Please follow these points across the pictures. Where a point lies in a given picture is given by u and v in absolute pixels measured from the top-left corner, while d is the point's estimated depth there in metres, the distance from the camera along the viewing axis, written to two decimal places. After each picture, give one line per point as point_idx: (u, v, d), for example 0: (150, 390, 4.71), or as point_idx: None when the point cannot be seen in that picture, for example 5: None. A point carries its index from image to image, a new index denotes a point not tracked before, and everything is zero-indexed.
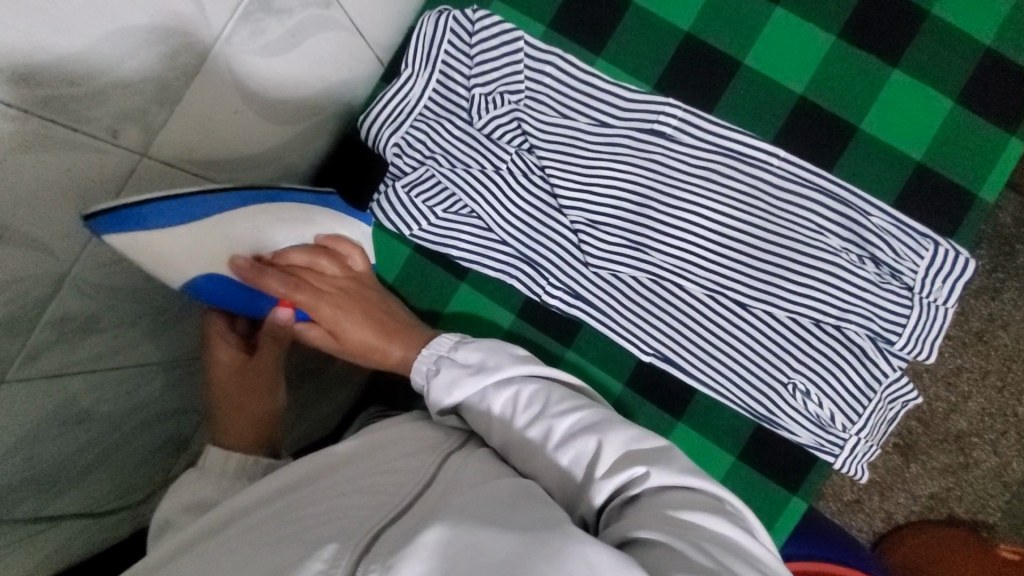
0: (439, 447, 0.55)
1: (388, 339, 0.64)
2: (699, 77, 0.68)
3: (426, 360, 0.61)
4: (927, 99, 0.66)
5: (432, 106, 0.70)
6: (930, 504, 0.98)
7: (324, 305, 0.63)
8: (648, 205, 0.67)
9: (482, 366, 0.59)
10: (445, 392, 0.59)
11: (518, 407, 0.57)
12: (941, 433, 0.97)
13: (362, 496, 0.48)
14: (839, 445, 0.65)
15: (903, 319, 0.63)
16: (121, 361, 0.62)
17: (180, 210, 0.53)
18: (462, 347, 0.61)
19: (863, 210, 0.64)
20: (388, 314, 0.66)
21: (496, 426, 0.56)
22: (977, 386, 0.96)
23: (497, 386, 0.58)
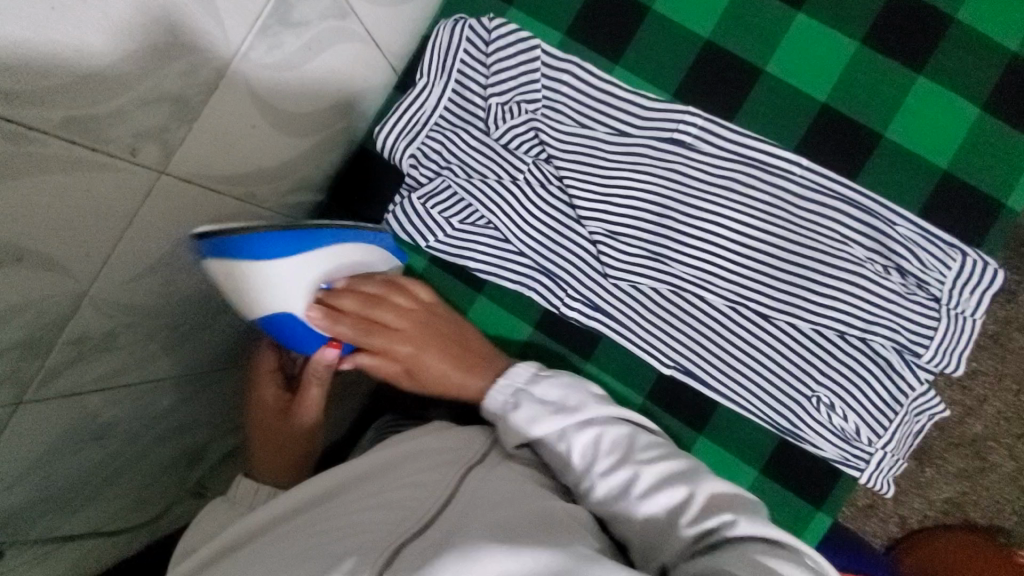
0: (460, 460, 0.54)
1: (467, 371, 0.65)
2: (719, 84, 0.67)
3: (504, 391, 0.61)
4: (953, 105, 0.65)
5: (447, 115, 0.69)
6: (944, 509, 0.96)
7: (399, 344, 0.64)
8: (668, 216, 0.66)
9: (564, 405, 0.59)
10: (526, 428, 0.59)
11: (601, 450, 0.57)
12: (956, 437, 0.95)
13: (385, 511, 0.47)
14: (865, 459, 0.65)
15: (930, 331, 0.62)
16: (138, 378, 0.62)
17: (261, 244, 0.54)
18: (543, 383, 0.60)
19: (889, 219, 0.62)
20: (464, 346, 0.66)
21: (575, 465, 0.58)
22: (993, 389, 0.94)
23: (581, 427, 0.59)
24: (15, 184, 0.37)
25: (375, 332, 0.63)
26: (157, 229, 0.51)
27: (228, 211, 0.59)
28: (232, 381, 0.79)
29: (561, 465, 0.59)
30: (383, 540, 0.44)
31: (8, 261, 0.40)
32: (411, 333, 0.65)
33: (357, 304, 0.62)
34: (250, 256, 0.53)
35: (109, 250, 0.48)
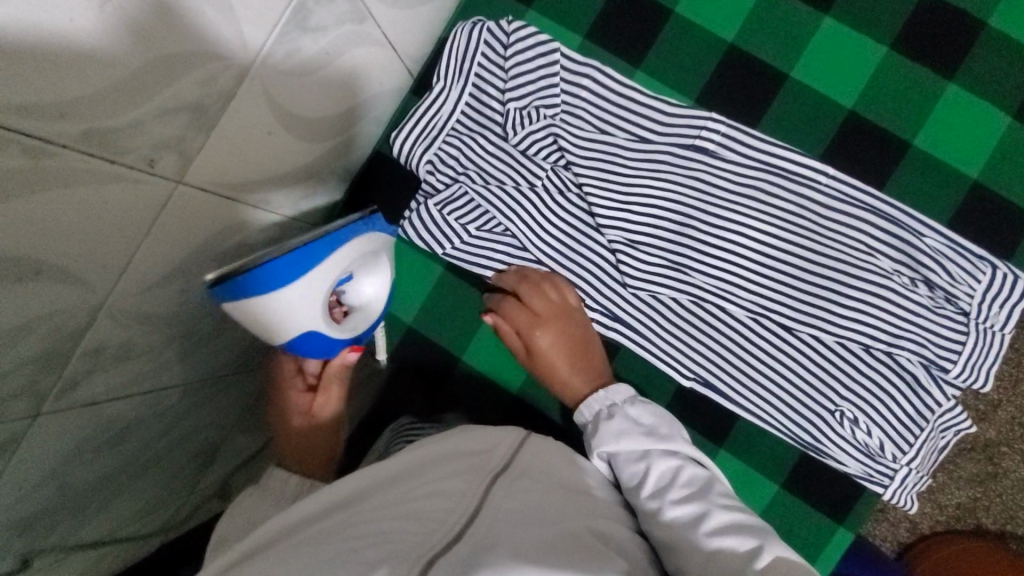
0: (485, 468, 0.53)
1: (574, 372, 0.66)
2: (741, 90, 0.65)
3: (600, 400, 0.63)
4: (983, 114, 0.63)
5: (464, 120, 0.67)
6: (956, 515, 0.95)
7: (529, 325, 0.65)
8: (690, 225, 0.64)
9: (655, 431, 0.60)
10: (610, 438, 0.60)
11: (676, 483, 0.56)
12: (969, 442, 0.94)
13: (409, 521, 0.46)
14: (889, 475, 0.63)
15: (958, 346, 0.61)
16: (152, 385, 0.61)
17: (264, 279, 0.52)
18: (639, 406, 0.62)
19: (916, 231, 0.61)
20: (585, 350, 0.66)
21: (647, 487, 0.57)
22: (1009, 395, 0.92)
23: (663, 454, 0.58)
24: (33, 197, 0.36)
25: (509, 304, 0.66)
26: (173, 238, 0.50)
27: (243, 217, 0.57)
28: (243, 384, 0.78)
29: (631, 489, 0.58)
30: (417, 549, 0.43)
31: (28, 275, 0.39)
32: (547, 321, 0.65)
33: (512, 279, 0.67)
34: (253, 292, 0.52)
35: (128, 258, 0.47)
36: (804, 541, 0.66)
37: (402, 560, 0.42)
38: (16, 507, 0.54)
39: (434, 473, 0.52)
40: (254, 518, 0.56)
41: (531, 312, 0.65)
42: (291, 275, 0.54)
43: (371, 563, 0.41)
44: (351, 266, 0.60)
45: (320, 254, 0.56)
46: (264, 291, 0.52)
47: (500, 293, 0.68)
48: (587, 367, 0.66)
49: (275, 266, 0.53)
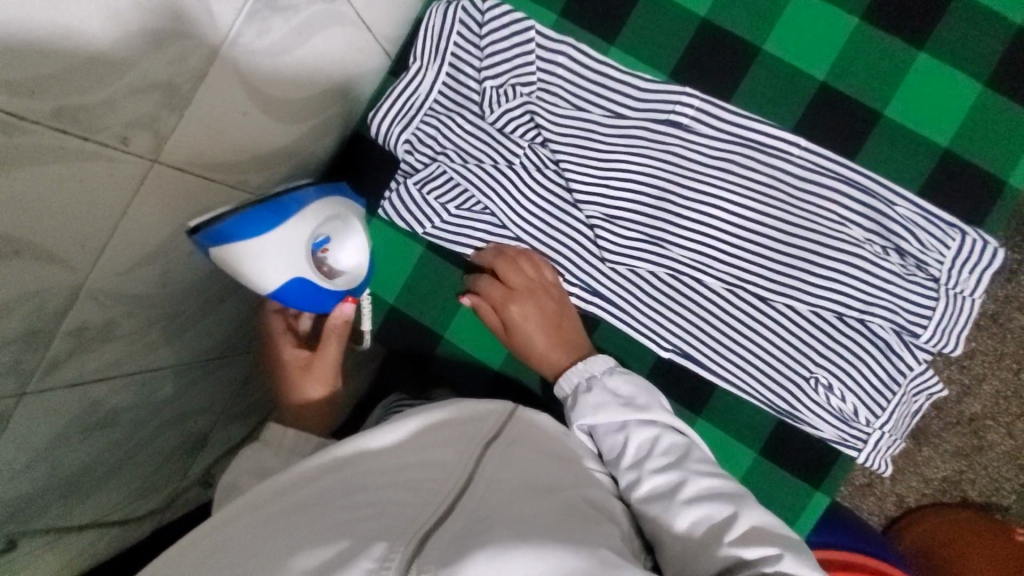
0: (474, 436, 0.55)
1: (552, 346, 0.66)
2: (715, 66, 0.66)
3: (579, 373, 0.63)
4: (956, 84, 0.64)
5: (442, 100, 0.68)
6: (942, 487, 0.97)
7: (504, 300, 0.66)
8: (664, 199, 0.65)
9: (632, 401, 0.61)
10: (589, 412, 0.60)
11: (654, 453, 0.58)
12: (954, 416, 0.96)
13: (398, 493, 0.48)
14: (862, 440, 0.65)
15: (928, 311, 0.62)
16: (138, 366, 0.61)
17: (249, 224, 0.52)
18: (617, 377, 0.62)
19: (888, 200, 0.62)
20: (561, 323, 0.67)
21: (627, 459, 0.58)
22: (992, 367, 0.94)
23: (641, 424, 0.59)
24: (7, 173, 0.37)
25: (485, 284, 0.67)
26: (152, 217, 0.51)
27: (221, 198, 0.58)
28: (230, 368, 0.79)
29: (612, 459, 0.60)
30: (408, 523, 0.44)
31: (6, 252, 0.39)
32: (522, 295, 0.66)
33: (487, 257, 0.68)
34: (238, 237, 0.51)
35: (107, 238, 0.47)
36: (781, 508, 0.68)
37: (396, 534, 0.43)
38: (5, 489, 0.55)
39: (423, 442, 0.54)
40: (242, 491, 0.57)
41: (505, 288, 0.66)
42: (274, 222, 0.53)
43: (364, 537, 0.42)
44: (330, 226, 0.59)
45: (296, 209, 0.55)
46: (250, 236, 0.52)
47: (476, 276, 0.69)
48: (566, 339, 0.67)
49: (258, 213, 0.52)
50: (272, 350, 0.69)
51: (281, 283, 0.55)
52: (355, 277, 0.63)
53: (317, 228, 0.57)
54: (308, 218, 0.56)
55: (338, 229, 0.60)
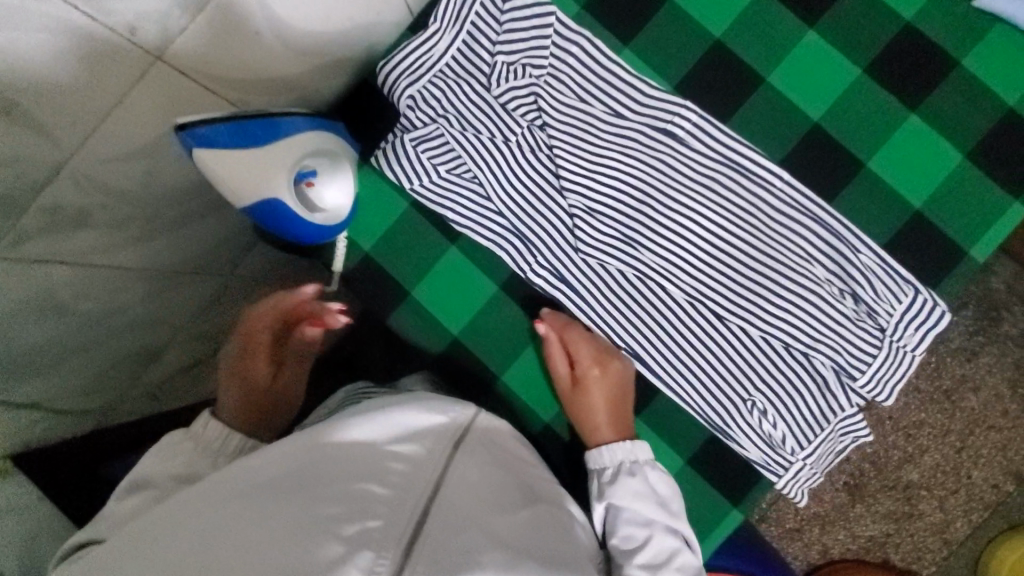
0: (445, 434, 0.58)
1: (609, 421, 0.67)
2: (719, 88, 0.68)
3: (625, 452, 0.64)
4: (940, 150, 0.66)
5: (453, 66, 0.69)
6: (867, 546, 1.06)
7: (584, 360, 0.67)
8: (646, 204, 0.68)
9: (667, 504, 0.63)
10: (625, 494, 0.62)
11: (669, 564, 0.59)
12: (892, 480, 1.05)
13: (371, 486, 0.49)
14: (784, 467, 0.67)
15: (869, 357, 0.65)
16: (109, 261, 0.62)
17: (233, 133, 0.54)
18: (659, 474, 0.64)
19: (854, 247, 0.65)
20: (625, 404, 0.68)
21: (643, 556, 0.59)
22: (937, 442, 1.04)
23: (667, 531, 0.61)
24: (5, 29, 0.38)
25: (571, 334, 0.68)
26: (144, 113, 0.51)
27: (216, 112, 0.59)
28: (196, 288, 0.79)
29: (624, 550, 0.61)
30: (393, 527, 0.46)
31: None
32: (600, 362, 0.68)
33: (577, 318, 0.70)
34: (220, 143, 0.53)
35: (95, 124, 0.48)
36: (695, 518, 0.70)
37: (381, 541, 0.44)
38: None
39: (396, 437, 0.56)
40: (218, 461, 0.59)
41: (590, 349, 0.68)
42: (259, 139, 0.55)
43: (347, 545, 0.43)
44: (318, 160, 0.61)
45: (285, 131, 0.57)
46: (233, 144, 0.54)
47: (563, 321, 0.69)
48: (625, 425, 0.67)
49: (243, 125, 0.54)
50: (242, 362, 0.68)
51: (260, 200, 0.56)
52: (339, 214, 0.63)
53: (304, 157, 0.58)
54: (295, 143, 0.58)
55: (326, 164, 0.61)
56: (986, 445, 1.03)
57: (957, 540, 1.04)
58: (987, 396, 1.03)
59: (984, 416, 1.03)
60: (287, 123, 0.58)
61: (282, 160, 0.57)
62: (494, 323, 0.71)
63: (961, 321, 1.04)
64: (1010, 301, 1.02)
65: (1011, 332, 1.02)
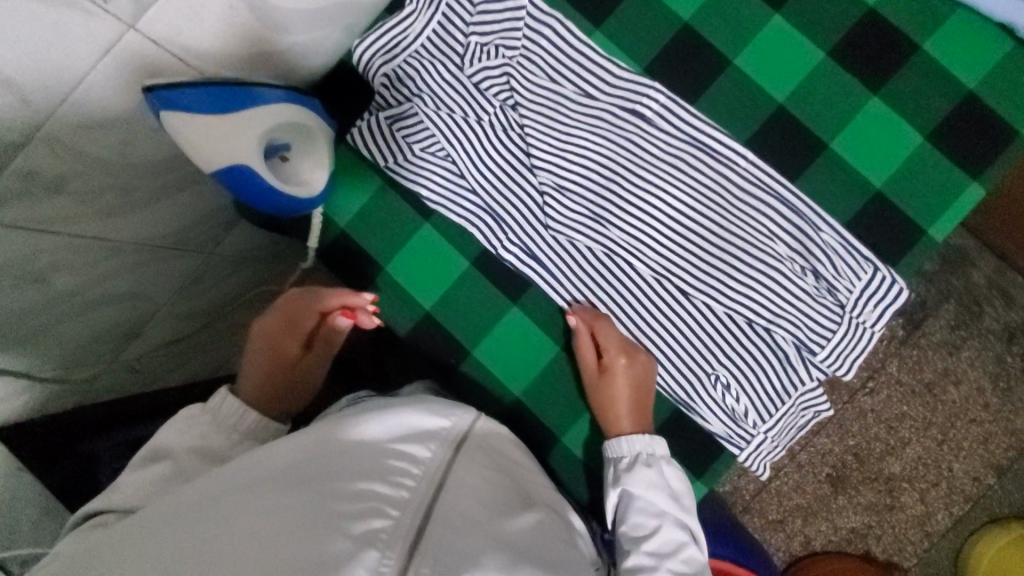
0: (446, 437, 0.60)
1: (628, 414, 0.67)
2: (689, 70, 0.70)
3: (642, 445, 0.65)
4: (902, 133, 0.68)
5: (429, 46, 0.71)
6: (849, 538, 1.07)
7: (611, 350, 0.68)
8: (614, 182, 0.69)
9: (678, 497, 0.64)
10: (640, 485, 0.64)
11: (676, 555, 0.61)
12: (874, 472, 1.06)
13: (379, 487, 0.49)
14: (745, 440, 0.69)
15: (829, 333, 0.67)
16: (89, 232, 0.63)
17: (207, 98, 0.54)
18: (673, 467, 0.66)
19: (815, 225, 0.67)
20: (645, 398, 0.69)
21: (652, 545, 0.62)
22: (918, 435, 1.05)
23: (676, 524, 0.63)
24: None
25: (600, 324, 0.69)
26: (119, 81, 0.53)
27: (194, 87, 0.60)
28: (177, 263, 0.80)
29: (634, 536, 0.63)
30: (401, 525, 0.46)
31: None
32: (625, 354, 0.68)
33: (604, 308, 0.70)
34: (194, 107, 0.53)
35: (70, 88, 0.50)
36: None
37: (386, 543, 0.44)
38: None
39: (400, 436, 0.57)
40: (207, 460, 0.58)
41: (616, 340, 0.68)
42: (232, 105, 0.56)
43: (355, 543, 0.42)
44: (286, 132, 0.63)
45: (257, 100, 0.58)
46: (206, 108, 0.54)
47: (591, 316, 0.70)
48: (644, 418, 0.68)
49: (217, 91, 0.55)
50: (273, 343, 0.69)
51: (229, 165, 0.56)
52: (306, 186, 0.66)
53: (273, 126, 0.60)
54: (266, 113, 0.59)
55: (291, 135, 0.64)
56: (967, 438, 1.04)
57: (937, 532, 1.05)
58: (968, 390, 1.04)
59: (965, 410, 1.04)
60: (260, 93, 0.59)
61: (252, 127, 0.58)
62: (465, 298, 0.73)
63: (941, 316, 1.05)
64: (992, 295, 1.04)
65: (994, 326, 1.04)
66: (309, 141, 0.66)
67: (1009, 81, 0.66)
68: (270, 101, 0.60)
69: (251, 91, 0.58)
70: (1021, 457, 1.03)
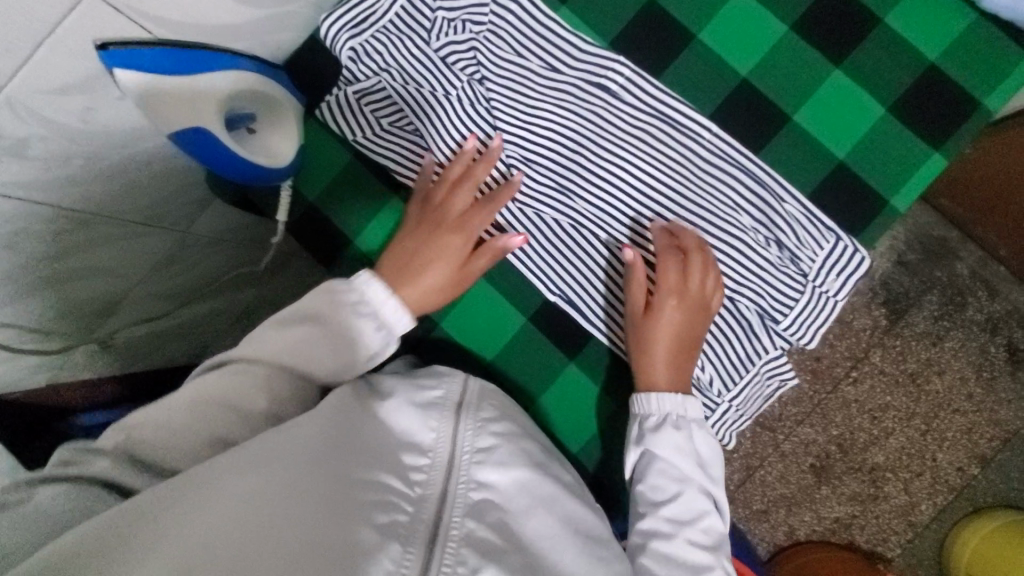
0: (445, 404, 0.61)
1: (665, 357, 0.68)
2: (654, 44, 0.71)
3: (676, 405, 0.66)
4: (863, 104, 0.68)
5: (397, 22, 0.70)
6: (832, 528, 1.07)
7: (670, 285, 0.67)
8: (580, 156, 0.70)
9: (703, 464, 0.65)
10: (666, 448, 0.64)
11: (695, 522, 0.63)
12: (858, 462, 1.06)
13: (393, 481, 0.51)
14: (711, 409, 0.72)
15: (791, 301, 0.68)
16: (58, 200, 0.63)
17: (171, 60, 0.56)
18: (703, 433, 0.66)
19: (779, 195, 0.66)
20: (687, 346, 0.69)
21: (671, 509, 0.63)
22: (901, 425, 1.06)
23: (700, 490, 0.64)
24: None
25: (663, 259, 0.68)
26: (84, 47, 0.52)
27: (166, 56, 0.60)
28: (148, 241, 0.79)
29: (654, 496, 0.64)
30: (418, 523, 0.49)
31: None
32: (684, 295, 0.67)
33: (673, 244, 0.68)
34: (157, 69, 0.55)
35: (32, 51, 0.49)
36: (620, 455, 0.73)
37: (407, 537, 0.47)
38: None
39: (404, 412, 0.59)
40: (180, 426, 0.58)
41: (679, 279, 0.67)
42: (195, 68, 0.58)
43: (380, 533, 0.46)
44: (247, 99, 0.66)
45: (222, 67, 0.61)
46: (169, 70, 0.56)
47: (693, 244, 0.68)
48: (680, 370, 0.68)
49: (183, 54, 0.57)
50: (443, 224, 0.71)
51: (185, 128, 0.60)
52: (269, 153, 0.69)
53: (232, 93, 0.63)
54: (229, 79, 0.62)
55: (254, 102, 0.67)
56: (951, 428, 1.05)
57: (922, 523, 1.05)
58: (951, 380, 1.05)
59: (948, 400, 1.05)
60: (227, 60, 0.61)
61: (211, 92, 0.61)
62: None
63: (924, 306, 1.06)
64: (974, 285, 1.05)
65: (977, 317, 1.05)
66: (270, 108, 0.69)
67: (969, 54, 0.67)
68: (234, 69, 0.62)
69: (218, 57, 0.60)
70: (1004, 447, 1.04)
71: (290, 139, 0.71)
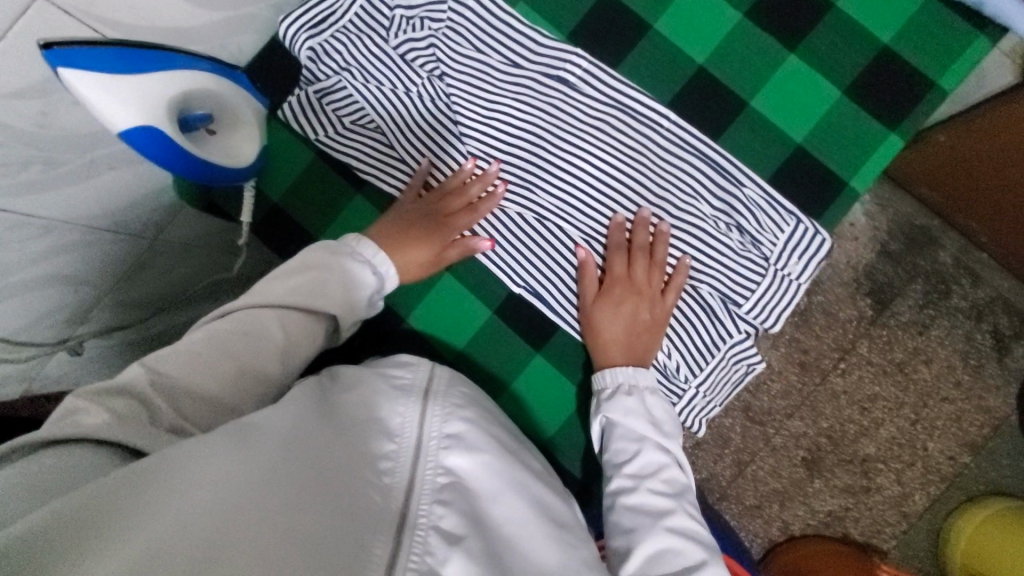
0: (412, 393, 0.57)
1: (613, 341, 0.69)
2: (611, 36, 0.72)
3: (626, 374, 0.66)
4: (818, 88, 0.69)
5: (355, 22, 0.72)
6: (826, 521, 1.07)
7: (614, 272, 0.70)
8: (542, 148, 0.70)
9: (659, 424, 0.64)
10: (619, 411, 0.64)
11: (657, 475, 0.61)
12: (849, 454, 1.06)
13: (377, 476, 0.48)
14: (679, 395, 0.72)
15: (753, 285, 0.68)
16: (20, 207, 0.63)
17: (115, 58, 0.55)
18: (655, 398, 0.66)
19: (739, 181, 0.67)
20: (638, 332, 0.69)
21: (632, 466, 0.62)
22: (891, 415, 1.05)
23: (658, 446, 0.63)
24: None
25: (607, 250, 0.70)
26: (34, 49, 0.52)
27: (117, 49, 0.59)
28: (117, 247, 0.79)
29: (617, 460, 0.63)
30: (385, 508, 0.45)
31: None
32: (627, 281, 0.70)
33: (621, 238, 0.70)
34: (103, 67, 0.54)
35: None
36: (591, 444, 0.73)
37: (377, 524, 0.44)
38: None
39: (369, 391, 0.57)
40: None
41: (621, 267, 0.70)
42: (138, 66, 0.58)
43: (353, 523, 0.43)
44: (194, 97, 0.65)
45: (164, 64, 0.61)
46: (115, 69, 0.55)
47: (645, 242, 0.69)
48: (632, 352, 0.68)
49: (124, 52, 0.56)
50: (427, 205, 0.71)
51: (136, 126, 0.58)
52: (217, 150, 0.69)
53: (177, 90, 0.63)
54: (173, 76, 0.62)
55: (200, 100, 0.67)
56: (940, 416, 1.05)
57: (915, 513, 1.05)
58: (939, 368, 1.05)
59: (935, 388, 1.05)
60: (167, 57, 0.61)
61: (157, 89, 0.60)
62: None
63: (909, 295, 1.05)
64: (957, 273, 1.04)
65: (962, 304, 1.04)
66: (215, 105, 0.69)
67: (923, 36, 0.68)
68: (176, 66, 0.62)
69: (158, 54, 0.60)
70: (995, 434, 1.04)
71: (238, 137, 0.72)
